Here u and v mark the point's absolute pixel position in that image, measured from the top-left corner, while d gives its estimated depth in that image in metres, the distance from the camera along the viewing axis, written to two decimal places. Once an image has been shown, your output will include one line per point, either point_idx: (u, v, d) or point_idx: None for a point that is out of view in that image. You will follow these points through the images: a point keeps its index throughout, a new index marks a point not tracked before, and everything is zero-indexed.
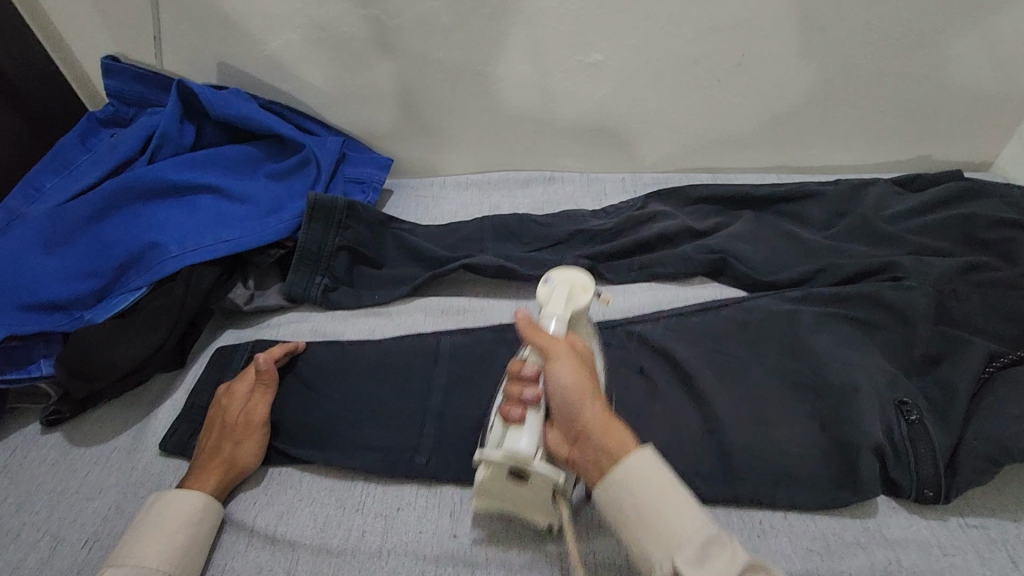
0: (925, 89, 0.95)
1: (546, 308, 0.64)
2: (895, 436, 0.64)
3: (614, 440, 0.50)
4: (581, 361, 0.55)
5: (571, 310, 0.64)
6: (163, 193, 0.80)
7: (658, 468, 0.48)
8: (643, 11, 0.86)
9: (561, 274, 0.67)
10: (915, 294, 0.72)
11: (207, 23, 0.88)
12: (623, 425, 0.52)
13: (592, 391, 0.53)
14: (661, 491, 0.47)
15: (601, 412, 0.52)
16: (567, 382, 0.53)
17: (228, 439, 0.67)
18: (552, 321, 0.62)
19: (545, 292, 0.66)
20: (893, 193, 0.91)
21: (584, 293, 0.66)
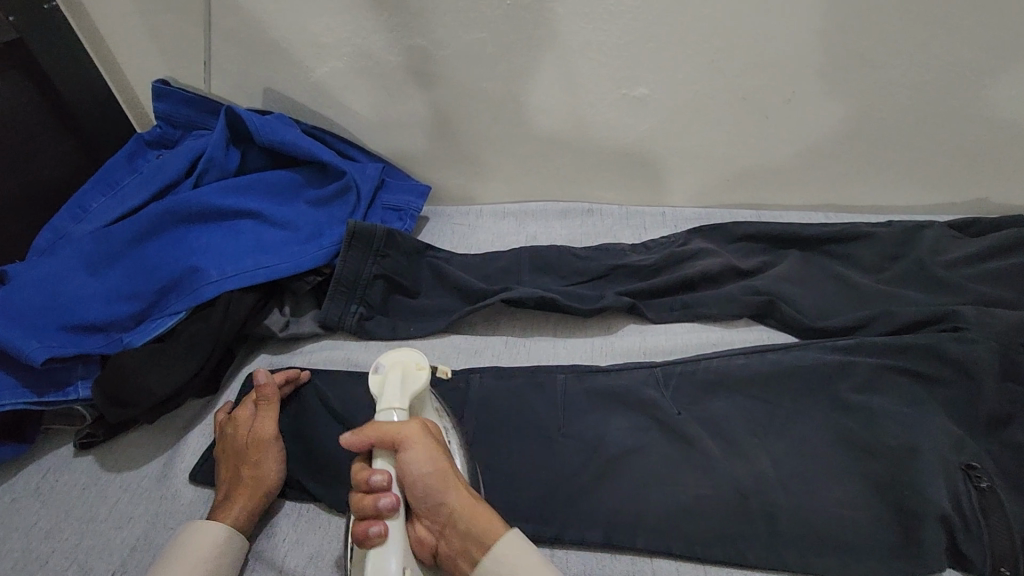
0: (985, 130, 0.91)
1: (384, 399, 0.56)
2: (964, 507, 0.60)
3: (484, 521, 0.52)
4: (439, 450, 0.54)
5: (409, 397, 0.57)
6: (206, 217, 0.81)
7: (520, 543, 0.52)
8: (692, 46, 0.84)
9: (388, 355, 0.58)
10: (981, 349, 0.68)
11: (256, 50, 0.90)
12: (484, 506, 0.54)
13: (456, 484, 0.53)
14: (529, 565, 0.51)
15: (464, 495, 0.53)
16: (427, 472, 0.52)
17: (246, 464, 0.66)
18: (393, 413, 0.55)
19: (376, 382, 0.57)
20: (950, 236, 0.87)
21: (419, 370, 0.58)
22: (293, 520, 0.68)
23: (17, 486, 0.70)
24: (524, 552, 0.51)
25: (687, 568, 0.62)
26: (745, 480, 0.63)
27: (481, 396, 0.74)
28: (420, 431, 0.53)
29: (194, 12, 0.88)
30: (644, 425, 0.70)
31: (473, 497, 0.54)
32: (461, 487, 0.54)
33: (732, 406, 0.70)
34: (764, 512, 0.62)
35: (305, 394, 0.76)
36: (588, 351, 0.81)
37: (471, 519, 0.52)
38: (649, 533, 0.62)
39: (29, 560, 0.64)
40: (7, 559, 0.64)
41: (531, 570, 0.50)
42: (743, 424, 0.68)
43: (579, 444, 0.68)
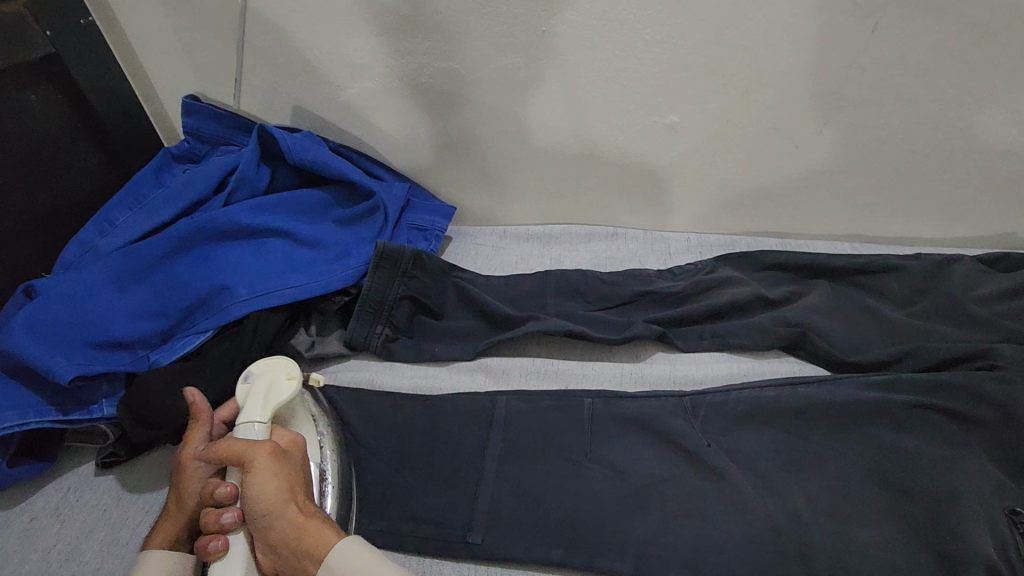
0: (1013, 167, 0.91)
1: (246, 412, 0.60)
2: (1011, 553, 0.58)
3: (314, 533, 0.53)
4: (286, 465, 0.56)
5: (272, 407, 0.61)
6: (235, 235, 0.80)
7: (365, 554, 0.52)
8: (725, 76, 0.85)
9: (260, 365, 0.64)
10: (1019, 389, 0.67)
11: (288, 68, 0.90)
12: (319, 519, 0.55)
13: (298, 498, 0.55)
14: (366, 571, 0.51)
15: (296, 514, 0.54)
16: (263, 493, 0.54)
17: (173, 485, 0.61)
18: (256, 426, 0.60)
19: (242, 396, 0.62)
20: (980, 271, 0.86)
21: (286, 381, 0.63)
22: None
23: (35, 505, 0.69)
24: (364, 556, 0.52)
25: None
26: (780, 519, 0.62)
27: (507, 421, 0.72)
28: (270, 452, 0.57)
29: (228, 30, 0.88)
30: (676, 457, 0.68)
31: (314, 513, 0.55)
32: (305, 502, 0.56)
33: (765, 440, 0.69)
34: (801, 554, 0.59)
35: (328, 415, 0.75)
36: (615, 379, 0.80)
37: (302, 530, 0.53)
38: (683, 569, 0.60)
39: None
40: None
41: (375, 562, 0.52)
42: (776, 459, 0.67)
43: (610, 476, 0.67)
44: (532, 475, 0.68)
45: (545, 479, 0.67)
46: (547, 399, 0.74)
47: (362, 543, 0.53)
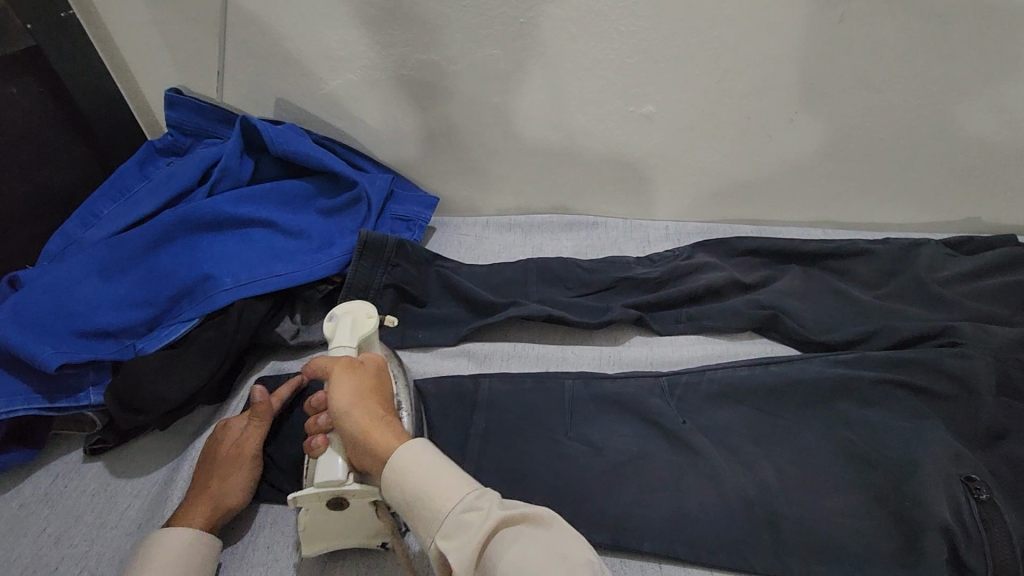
0: (977, 153, 0.95)
1: (336, 340, 0.67)
2: (966, 519, 0.59)
3: (377, 433, 0.56)
4: (361, 376, 0.62)
5: (358, 338, 0.67)
6: (220, 225, 0.81)
7: (422, 453, 0.53)
8: (699, 67, 0.87)
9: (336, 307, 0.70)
10: (977, 363, 0.70)
11: (271, 61, 0.91)
12: (388, 423, 0.57)
13: (367, 403, 0.59)
14: (425, 471, 0.52)
15: (365, 415, 0.57)
16: (339, 396, 0.59)
17: (217, 474, 0.66)
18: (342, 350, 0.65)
19: (328, 330, 0.68)
20: (946, 254, 0.89)
21: (368, 317, 0.69)
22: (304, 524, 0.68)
23: (25, 492, 0.70)
24: (422, 457, 0.53)
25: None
26: (749, 489, 0.64)
27: (489, 403, 0.74)
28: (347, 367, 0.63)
29: (210, 23, 0.89)
30: (652, 434, 0.70)
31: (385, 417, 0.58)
32: (376, 406, 0.59)
33: (737, 417, 0.71)
34: (768, 522, 0.62)
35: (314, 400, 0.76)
36: (595, 362, 0.82)
37: (367, 431, 0.56)
38: (658, 539, 0.62)
39: (38, 566, 0.64)
40: (15, 565, 0.64)
41: (437, 463, 0.53)
42: (747, 434, 0.69)
43: (588, 452, 0.69)
44: (513, 453, 0.70)
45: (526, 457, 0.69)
46: (528, 381, 0.76)
47: (423, 446, 0.54)
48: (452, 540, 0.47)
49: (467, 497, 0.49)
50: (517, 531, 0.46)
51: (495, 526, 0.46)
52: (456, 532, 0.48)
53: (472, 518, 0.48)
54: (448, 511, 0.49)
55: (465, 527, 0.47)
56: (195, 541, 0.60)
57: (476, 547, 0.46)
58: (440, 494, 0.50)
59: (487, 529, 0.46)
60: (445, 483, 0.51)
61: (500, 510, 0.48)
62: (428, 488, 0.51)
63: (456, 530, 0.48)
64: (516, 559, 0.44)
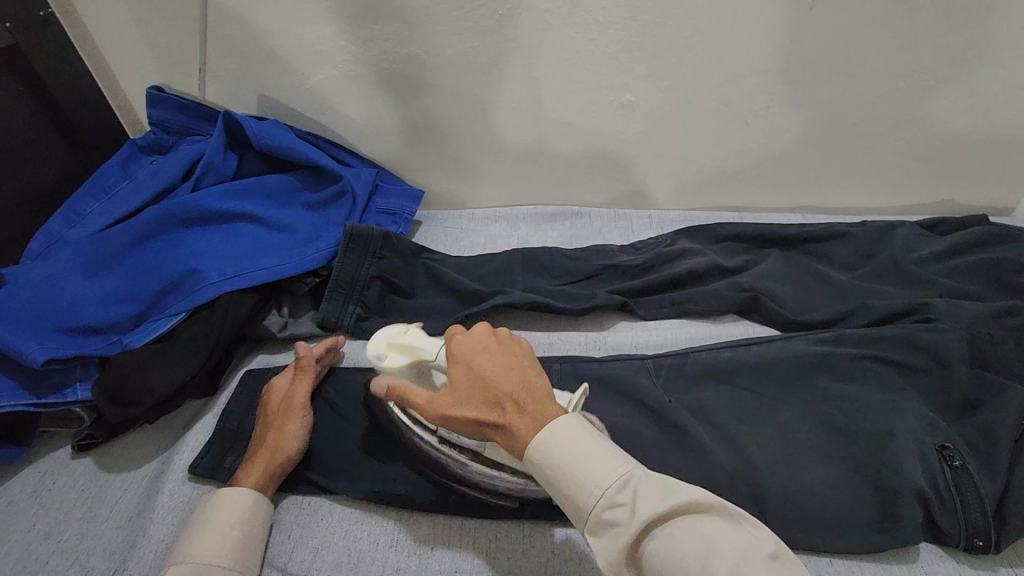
0: (947, 137, 0.97)
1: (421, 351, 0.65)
2: (939, 483, 0.62)
3: (511, 432, 0.52)
4: (467, 378, 0.55)
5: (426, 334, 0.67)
6: (204, 220, 0.81)
7: (563, 433, 0.51)
8: (676, 56, 0.89)
9: (379, 342, 0.67)
10: (950, 337, 0.72)
11: (252, 57, 0.91)
12: (513, 416, 0.53)
13: (490, 404, 0.54)
14: (569, 453, 0.50)
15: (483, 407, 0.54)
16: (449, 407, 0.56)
17: (272, 426, 0.69)
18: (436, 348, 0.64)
19: (404, 355, 0.65)
20: (920, 235, 0.91)
21: (404, 328, 0.68)
22: (295, 512, 0.69)
23: (15, 489, 0.70)
24: (566, 443, 0.50)
25: None
26: (733, 465, 0.65)
27: None
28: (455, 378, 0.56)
29: (190, 20, 0.89)
30: (637, 414, 0.71)
31: (512, 408, 0.53)
32: (499, 400, 0.53)
33: (720, 395, 0.72)
34: (752, 495, 0.63)
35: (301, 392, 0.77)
36: (581, 347, 0.83)
37: (506, 435, 0.53)
38: None
39: (29, 561, 0.64)
40: (5, 560, 0.64)
41: (578, 444, 0.50)
42: (731, 411, 0.70)
43: None
44: None
45: None
46: None
47: (557, 429, 0.51)
48: (601, 537, 0.47)
49: (608, 491, 0.48)
50: (687, 525, 0.45)
51: (646, 523, 0.45)
52: (601, 529, 0.47)
53: (617, 514, 0.47)
54: (586, 510, 0.48)
55: (611, 523, 0.47)
56: (257, 504, 0.64)
57: (626, 544, 0.46)
58: (585, 480, 0.48)
59: (635, 530, 0.45)
60: (597, 464, 0.49)
61: (653, 503, 0.46)
62: (568, 476, 0.49)
63: (604, 527, 0.47)
64: (683, 549, 0.44)
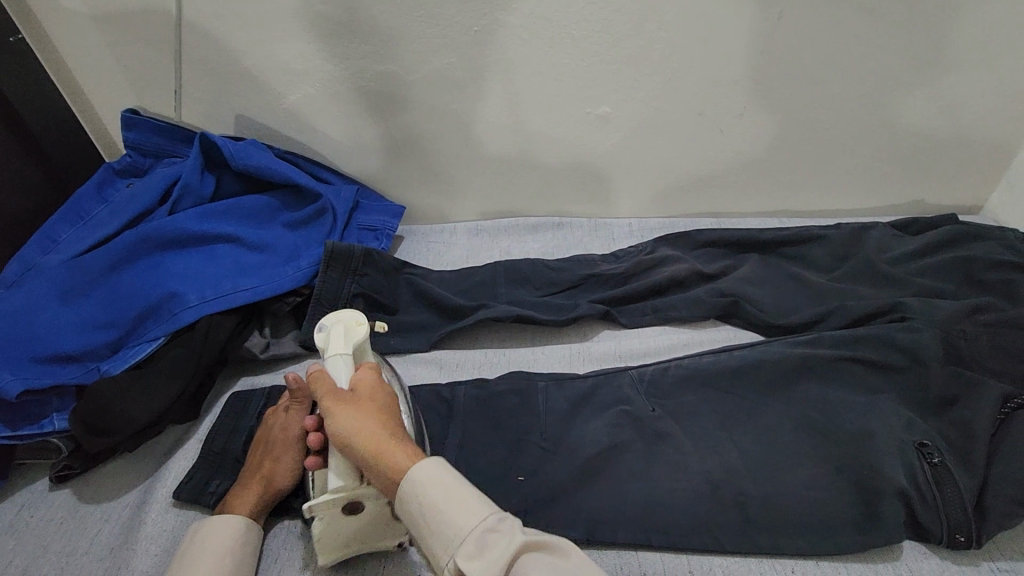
0: (914, 138, 1.00)
1: (331, 349, 0.65)
2: (920, 481, 0.63)
3: (392, 458, 0.54)
4: (368, 400, 0.60)
5: (353, 344, 0.66)
6: (183, 243, 0.81)
7: (439, 474, 0.52)
8: (650, 67, 0.90)
9: (330, 318, 0.68)
10: (925, 335, 0.73)
11: (228, 78, 0.91)
12: (393, 441, 0.55)
13: (375, 425, 0.57)
14: (443, 492, 0.51)
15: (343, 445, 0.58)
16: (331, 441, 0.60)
17: (269, 456, 0.68)
18: (341, 359, 0.64)
19: (323, 339, 0.66)
20: (893, 235, 0.93)
21: (358, 326, 0.67)
22: (284, 536, 0.68)
23: None
24: (441, 482, 0.52)
25: (672, 559, 0.63)
26: (716, 471, 0.65)
27: (465, 405, 0.74)
28: (356, 395, 0.60)
29: (164, 42, 0.89)
30: (623, 423, 0.71)
31: (393, 434, 0.56)
32: (386, 425, 0.57)
33: (705, 401, 0.73)
34: (736, 501, 0.64)
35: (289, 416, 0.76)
36: (566, 359, 0.83)
37: (377, 459, 0.54)
38: (632, 524, 0.64)
39: None
40: None
41: (446, 487, 0.51)
42: (714, 417, 0.71)
43: (561, 446, 0.69)
44: (487, 452, 0.70)
45: (500, 452, 0.70)
46: (500, 380, 0.77)
47: (438, 463, 0.53)
48: (474, 562, 0.47)
49: (479, 524, 0.49)
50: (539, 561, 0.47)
51: (520, 550, 0.47)
52: (478, 553, 0.48)
53: (494, 538, 0.48)
54: (466, 534, 0.49)
55: (490, 547, 0.48)
56: (246, 529, 0.64)
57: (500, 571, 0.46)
58: (467, 509, 0.50)
59: (508, 556, 0.47)
60: (461, 506, 0.50)
61: (522, 536, 0.48)
62: (447, 509, 0.50)
63: (479, 549, 0.48)
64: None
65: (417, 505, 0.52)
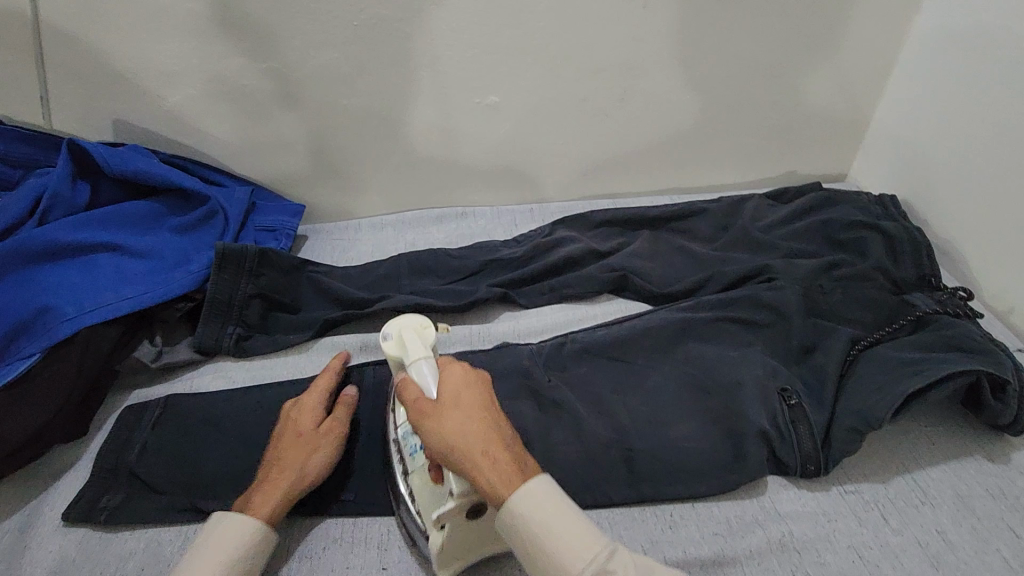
0: (783, 115, 1.08)
1: (410, 354, 0.63)
2: (779, 421, 0.69)
3: (490, 474, 0.53)
4: (457, 410, 0.56)
5: (429, 347, 0.64)
6: (57, 255, 0.77)
7: (545, 501, 0.52)
8: (532, 57, 0.94)
9: (391, 326, 0.66)
10: (788, 293, 0.80)
11: (100, 81, 0.87)
12: (494, 459, 0.54)
13: (472, 437, 0.55)
14: (548, 522, 0.51)
15: (446, 435, 0.55)
16: (431, 438, 0.56)
17: (303, 450, 0.66)
18: (424, 363, 0.62)
19: (396, 347, 0.64)
20: (767, 205, 1.01)
21: (425, 328, 0.66)
22: (180, 543, 0.66)
23: None
24: (546, 510, 0.52)
25: None
26: (605, 431, 0.69)
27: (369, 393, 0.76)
28: (443, 404, 0.57)
29: (21, 45, 0.84)
30: (519, 396, 0.74)
31: (484, 449, 0.54)
32: (477, 437, 0.55)
33: (595, 370, 0.77)
34: (621, 457, 0.68)
35: (191, 424, 0.75)
36: (467, 340, 0.85)
37: (473, 472, 0.53)
38: None
39: None
40: None
41: (550, 527, 0.51)
42: (604, 383, 0.76)
43: None
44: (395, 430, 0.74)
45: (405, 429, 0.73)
46: None
47: (541, 484, 0.53)
48: None
49: (596, 557, 0.50)
50: None
51: None
52: None
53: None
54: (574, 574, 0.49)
55: None
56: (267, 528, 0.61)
57: None
58: (573, 546, 0.50)
59: None
60: (573, 540, 0.50)
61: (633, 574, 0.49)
62: (556, 538, 0.51)
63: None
64: None
65: (519, 529, 0.52)
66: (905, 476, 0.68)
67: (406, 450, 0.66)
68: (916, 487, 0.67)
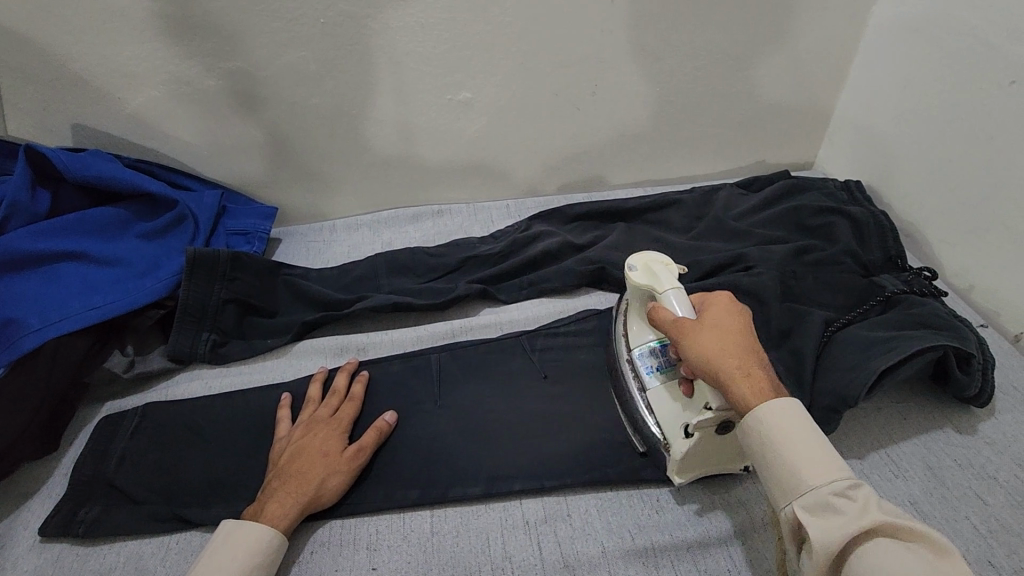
0: (750, 105, 1.10)
1: (659, 285, 0.66)
2: None
3: (746, 388, 0.54)
4: (716, 332, 0.58)
5: (672, 281, 0.66)
6: (19, 265, 0.74)
7: (798, 419, 0.52)
8: (501, 54, 0.94)
9: (638, 258, 0.69)
10: (763, 279, 0.82)
11: (57, 85, 0.84)
12: (753, 374, 0.55)
13: (726, 355, 0.56)
14: (800, 439, 0.51)
15: (703, 350, 0.57)
16: (690, 353, 0.58)
17: (326, 467, 0.66)
18: (674, 294, 0.64)
19: (645, 276, 0.67)
20: (738, 194, 1.03)
21: (666, 265, 0.68)
22: (162, 554, 0.64)
23: None
24: (794, 430, 0.51)
25: (552, 503, 0.68)
26: None
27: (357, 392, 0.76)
28: (706, 325, 0.59)
29: None
30: None
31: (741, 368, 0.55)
32: (732, 357, 0.56)
33: None
34: None
35: (170, 433, 0.73)
36: (449, 334, 0.85)
37: (732, 386, 0.55)
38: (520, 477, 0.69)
39: None
40: None
41: (796, 445, 0.51)
42: None
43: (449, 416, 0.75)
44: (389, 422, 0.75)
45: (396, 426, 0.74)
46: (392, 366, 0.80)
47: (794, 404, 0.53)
48: (821, 517, 0.48)
49: (841, 481, 0.48)
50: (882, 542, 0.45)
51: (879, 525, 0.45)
52: (823, 510, 0.48)
53: (846, 503, 0.47)
54: (809, 490, 0.49)
55: (839, 510, 0.47)
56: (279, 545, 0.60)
57: (848, 535, 0.45)
58: (815, 466, 0.49)
59: (864, 525, 0.45)
60: (816, 462, 0.49)
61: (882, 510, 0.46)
62: (800, 455, 0.50)
63: (826, 511, 0.48)
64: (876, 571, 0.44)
65: (762, 441, 0.52)
66: (879, 450, 0.71)
67: (643, 368, 0.68)
68: (889, 460, 0.70)
